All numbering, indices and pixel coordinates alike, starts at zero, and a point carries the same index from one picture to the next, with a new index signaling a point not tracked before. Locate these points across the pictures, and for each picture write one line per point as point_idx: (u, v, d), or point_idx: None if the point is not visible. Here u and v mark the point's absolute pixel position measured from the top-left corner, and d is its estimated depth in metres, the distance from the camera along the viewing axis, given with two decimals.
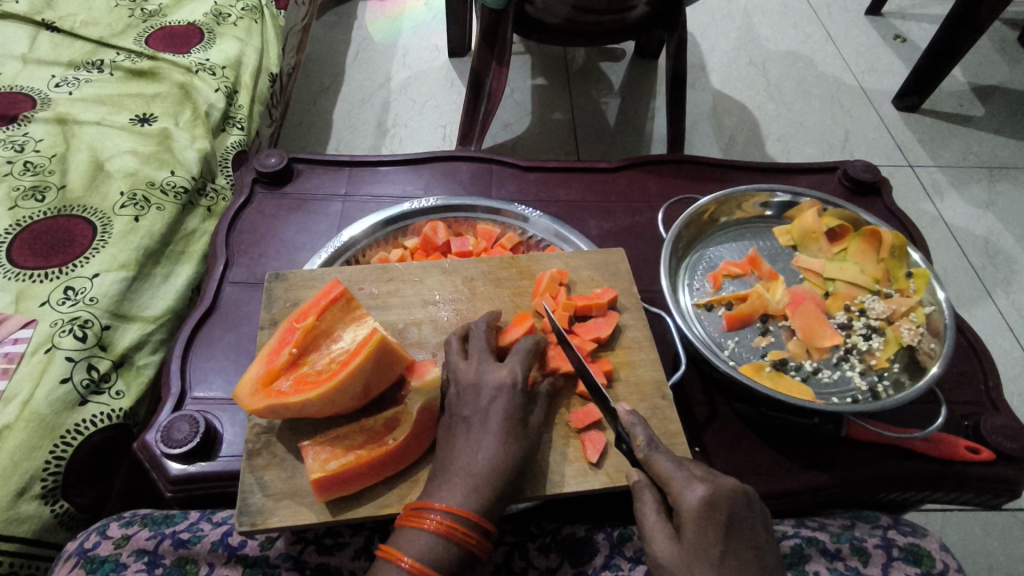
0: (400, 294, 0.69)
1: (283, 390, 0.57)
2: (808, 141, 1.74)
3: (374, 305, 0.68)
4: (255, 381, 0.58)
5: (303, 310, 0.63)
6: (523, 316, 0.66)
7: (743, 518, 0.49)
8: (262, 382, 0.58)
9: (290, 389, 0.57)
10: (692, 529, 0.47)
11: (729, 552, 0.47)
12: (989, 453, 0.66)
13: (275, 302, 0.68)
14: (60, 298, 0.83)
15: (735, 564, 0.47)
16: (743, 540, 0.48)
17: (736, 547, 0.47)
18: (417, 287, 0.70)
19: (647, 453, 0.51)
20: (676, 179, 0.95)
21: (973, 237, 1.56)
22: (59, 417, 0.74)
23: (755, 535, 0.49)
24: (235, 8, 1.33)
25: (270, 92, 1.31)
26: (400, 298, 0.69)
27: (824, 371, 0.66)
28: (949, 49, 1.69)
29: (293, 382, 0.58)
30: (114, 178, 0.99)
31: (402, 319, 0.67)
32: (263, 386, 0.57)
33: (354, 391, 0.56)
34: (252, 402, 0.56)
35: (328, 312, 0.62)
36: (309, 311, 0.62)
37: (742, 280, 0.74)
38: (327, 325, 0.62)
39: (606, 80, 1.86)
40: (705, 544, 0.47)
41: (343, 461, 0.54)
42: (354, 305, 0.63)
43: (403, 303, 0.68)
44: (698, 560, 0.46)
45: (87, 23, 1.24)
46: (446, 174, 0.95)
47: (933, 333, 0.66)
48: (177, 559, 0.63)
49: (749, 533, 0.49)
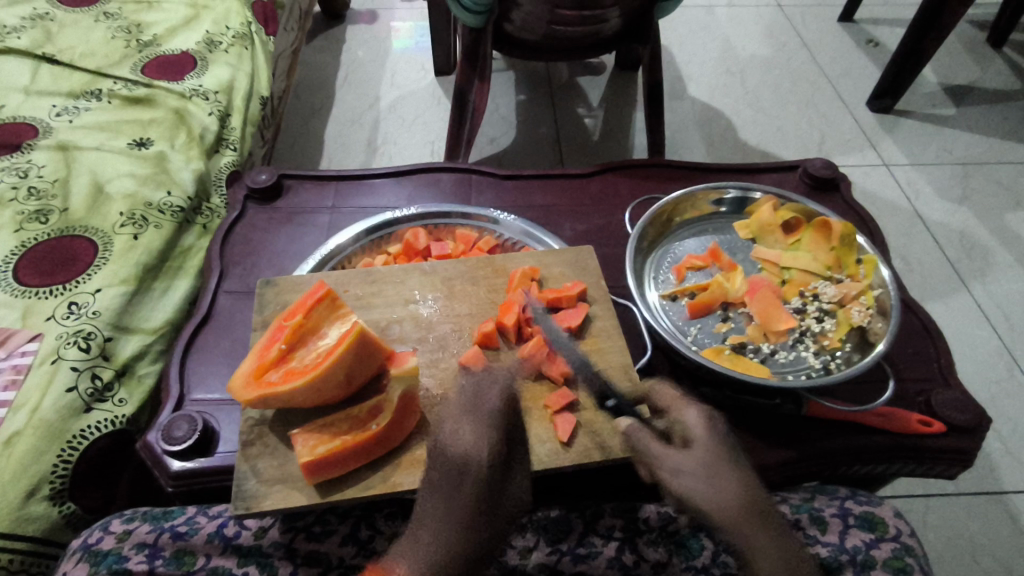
0: (383, 295, 0.74)
1: (273, 381, 0.61)
2: (785, 145, 1.80)
3: (359, 306, 0.73)
4: (247, 375, 0.63)
5: (291, 310, 0.68)
6: (506, 306, 0.71)
7: (731, 433, 0.59)
8: (253, 375, 0.63)
9: (278, 379, 0.61)
10: (697, 437, 0.56)
11: (729, 452, 0.56)
12: (941, 425, 0.71)
13: (266, 305, 0.72)
14: (65, 312, 0.87)
15: (738, 461, 0.55)
16: (738, 449, 0.57)
17: (735, 448, 0.57)
18: (399, 287, 0.75)
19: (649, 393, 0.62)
20: (647, 182, 1.00)
21: (949, 231, 1.61)
22: (65, 423, 0.78)
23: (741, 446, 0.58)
24: (226, 36, 1.41)
25: (262, 114, 1.37)
26: (383, 299, 0.73)
27: (780, 352, 0.71)
28: (916, 52, 1.77)
29: (281, 374, 0.62)
30: (113, 200, 1.04)
31: (386, 317, 0.72)
32: (254, 379, 0.62)
33: (338, 379, 0.61)
34: (243, 393, 0.61)
35: (315, 310, 0.67)
36: (296, 310, 0.67)
37: (704, 272, 0.79)
38: (313, 324, 0.67)
39: (588, 94, 1.92)
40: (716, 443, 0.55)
41: (330, 446, 0.59)
42: (339, 304, 0.68)
43: (386, 303, 0.73)
44: (710, 458, 0.54)
45: (85, 55, 1.32)
46: (428, 185, 1.01)
47: (881, 313, 0.70)
48: (176, 551, 0.67)
49: (739, 445, 0.58)
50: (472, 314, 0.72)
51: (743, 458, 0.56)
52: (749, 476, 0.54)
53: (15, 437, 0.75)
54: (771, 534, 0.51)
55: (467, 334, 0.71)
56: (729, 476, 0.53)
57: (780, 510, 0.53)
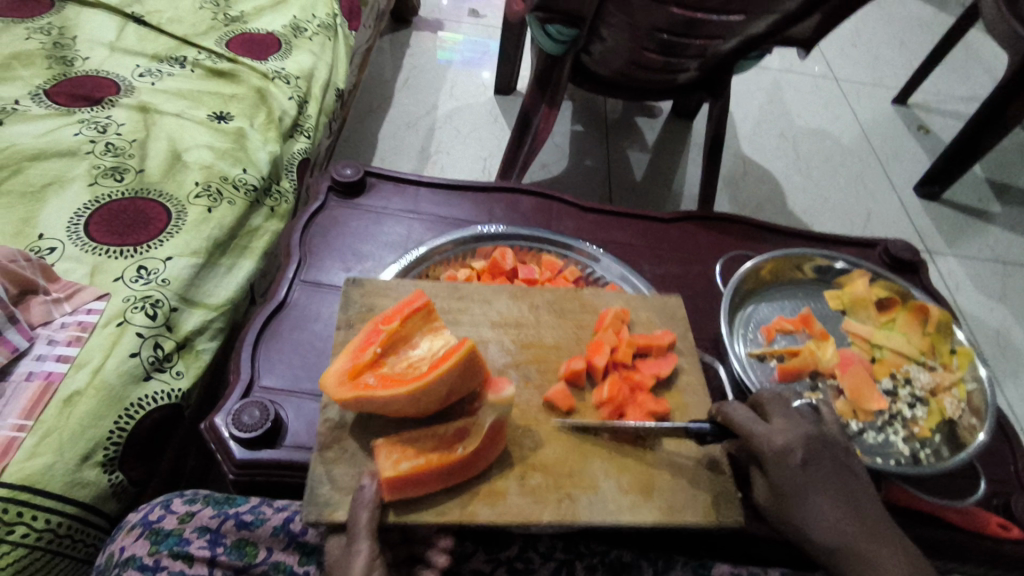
0: (470, 313, 0.72)
1: (369, 384, 0.59)
2: (831, 216, 1.81)
3: (446, 320, 0.71)
4: (341, 373, 0.61)
5: (387, 314, 0.66)
6: (596, 345, 0.69)
7: (820, 455, 0.58)
8: (347, 375, 0.61)
9: (376, 383, 0.59)
10: (779, 475, 0.57)
11: (813, 484, 0.57)
12: (1020, 531, 0.69)
13: (352, 305, 0.70)
14: (134, 276, 0.86)
15: (821, 493, 0.57)
16: (823, 473, 0.57)
17: (820, 478, 0.57)
18: (486, 308, 0.73)
19: (728, 415, 0.60)
20: (727, 237, 1.00)
21: (987, 328, 1.61)
22: (126, 389, 0.77)
23: (833, 464, 0.58)
24: (312, 24, 1.39)
25: (335, 106, 1.36)
26: (470, 316, 0.72)
27: (869, 432, 0.70)
28: (972, 146, 1.78)
29: (376, 378, 0.60)
30: (190, 170, 1.02)
31: (472, 335, 0.70)
32: (349, 379, 0.60)
33: (437, 395, 0.59)
34: (338, 391, 0.59)
35: (411, 319, 0.65)
36: (393, 317, 0.65)
37: (792, 336, 0.79)
38: (407, 333, 0.65)
39: (642, 135, 1.93)
40: (799, 481, 0.57)
41: (415, 463, 0.56)
42: (434, 316, 0.67)
43: (472, 321, 0.72)
44: (793, 497, 0.57)
45: (172, 21, 1.30)
46: (509, 205, 1.00)
47: (974, 410, 0.70)
48: (238, 540, 0.66)
49: (829, 466, 0.58)
50: (558, 345, 0.71)
51: (831, 485, 0.57)
52: (834, 509, 0.56)
53: (74, 398, 0.73)
54: (869, 559, 0.55)
55: (552, 366, 0.69)
56: (816, 512, 0.56)
57: (873, 532, 0.56)
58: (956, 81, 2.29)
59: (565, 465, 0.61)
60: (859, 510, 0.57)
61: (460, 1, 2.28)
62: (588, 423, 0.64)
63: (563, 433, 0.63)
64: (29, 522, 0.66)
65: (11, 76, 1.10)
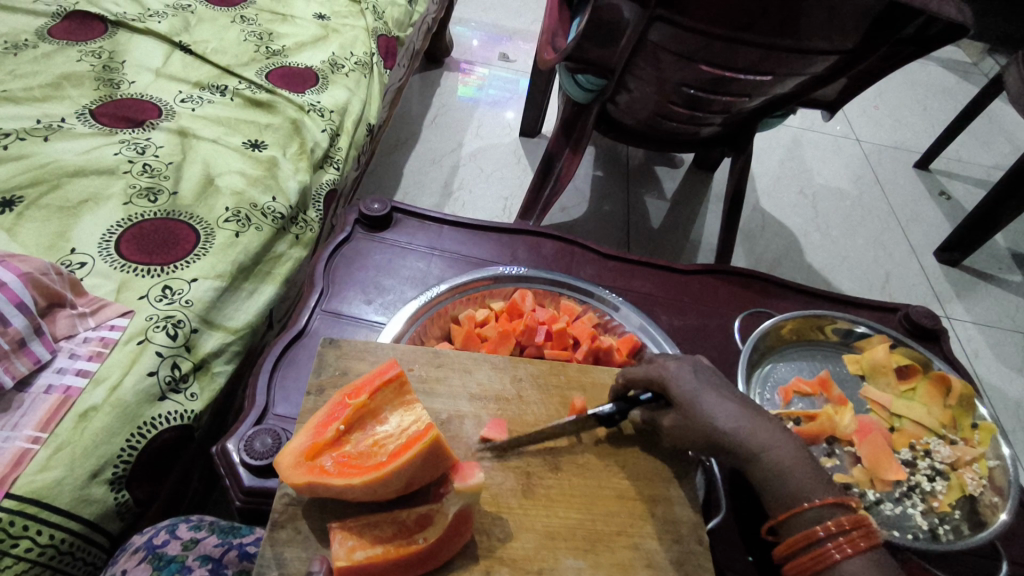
0: (448, 382, 0.66)
1: (326, 469, 0.54)
2: (850, 276, 1.80)
3: (421, 389, 0.64)
4: (299, 453, 0.55)
5: (355, 385, 0.60)
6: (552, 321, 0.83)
7: (712, 376, 0.62)
8: (305, 455, 0.55)
9: (333, 469, 0.54)
10: (676, 385, 0.61)
11: (705, 390, 0.60)
12: None
13: (324, 368, 0.64)
14: (159, 295, 0.87)
15: (714, 400, 0.59)
16: (714, 383, 0.61)
17: (715, 385, 0.61)
18: (465, 378, 0.66)
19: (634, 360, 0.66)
20: (747, 293, 1.00)
21: (1006, 399, 1.58)
22: (140, 408, 0.78)
23: (731, 387, 0.62)
24: (350, 61, 1.43)
25: (365, 141, 1.40)
26: (447, 387, 0.65)
27: (886, 503, 0.70)
28: (995, 215, 1.78)
29: (335, 461, 0.55)
30: (222, 195, 1.05)
31: (446, 409, 0.63)
32: (305, 460, 0.55)
33: (397, 483, 0.53)
34: (291, 475, 0.53)
35: (380, 392, 0.59)
36: (361, 389, 0.59)
37: (810, 399, 0.79)
38: (375, 406, 0.59)
39: (662, 184, 1.95)
40: (688, 389, 0.60)
41: (369, 553, 0.51)
42: (407, 389, 0.60)
43: (450, 392, 0.65)
44: (687, 405, 0.60)
45: (217, 51, 1.34)
46: (531, 249, 1.01)
47: (996, 488, 0.69)
48: (240, 571, 0.64)
49: (718, 384, 0.61)
50: (540, 423, 0.64)
51: (718, 386, 0.61)
52: (734, 409, 0.59)
53: (90, 412, 0.74)
54: (759, 448, 0.57)
55: (531, 447, 0.62)
56: (719, 411, 0.58)
57: (769, 423, 0.59)
58: (978, 150, 2.30)
59: (535, 560, 0.54)
60: (756, 409, 0.60)
61: (491, 44, 2.34)
62: (563, 513, 0.58)
63: (534, 524, 0.57)
64: (35, 537, 0.66)
65: (60, 95, 1.14)
